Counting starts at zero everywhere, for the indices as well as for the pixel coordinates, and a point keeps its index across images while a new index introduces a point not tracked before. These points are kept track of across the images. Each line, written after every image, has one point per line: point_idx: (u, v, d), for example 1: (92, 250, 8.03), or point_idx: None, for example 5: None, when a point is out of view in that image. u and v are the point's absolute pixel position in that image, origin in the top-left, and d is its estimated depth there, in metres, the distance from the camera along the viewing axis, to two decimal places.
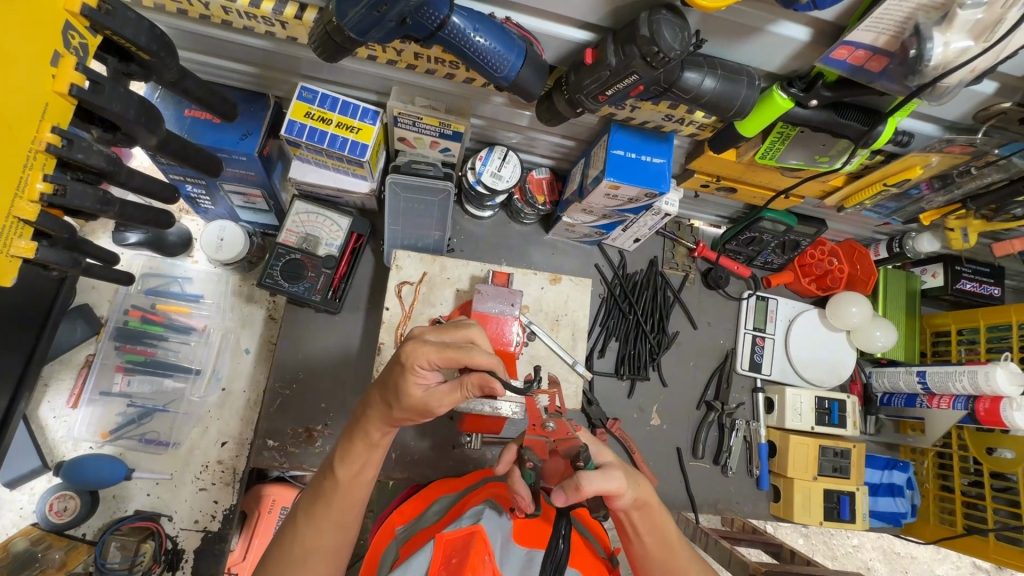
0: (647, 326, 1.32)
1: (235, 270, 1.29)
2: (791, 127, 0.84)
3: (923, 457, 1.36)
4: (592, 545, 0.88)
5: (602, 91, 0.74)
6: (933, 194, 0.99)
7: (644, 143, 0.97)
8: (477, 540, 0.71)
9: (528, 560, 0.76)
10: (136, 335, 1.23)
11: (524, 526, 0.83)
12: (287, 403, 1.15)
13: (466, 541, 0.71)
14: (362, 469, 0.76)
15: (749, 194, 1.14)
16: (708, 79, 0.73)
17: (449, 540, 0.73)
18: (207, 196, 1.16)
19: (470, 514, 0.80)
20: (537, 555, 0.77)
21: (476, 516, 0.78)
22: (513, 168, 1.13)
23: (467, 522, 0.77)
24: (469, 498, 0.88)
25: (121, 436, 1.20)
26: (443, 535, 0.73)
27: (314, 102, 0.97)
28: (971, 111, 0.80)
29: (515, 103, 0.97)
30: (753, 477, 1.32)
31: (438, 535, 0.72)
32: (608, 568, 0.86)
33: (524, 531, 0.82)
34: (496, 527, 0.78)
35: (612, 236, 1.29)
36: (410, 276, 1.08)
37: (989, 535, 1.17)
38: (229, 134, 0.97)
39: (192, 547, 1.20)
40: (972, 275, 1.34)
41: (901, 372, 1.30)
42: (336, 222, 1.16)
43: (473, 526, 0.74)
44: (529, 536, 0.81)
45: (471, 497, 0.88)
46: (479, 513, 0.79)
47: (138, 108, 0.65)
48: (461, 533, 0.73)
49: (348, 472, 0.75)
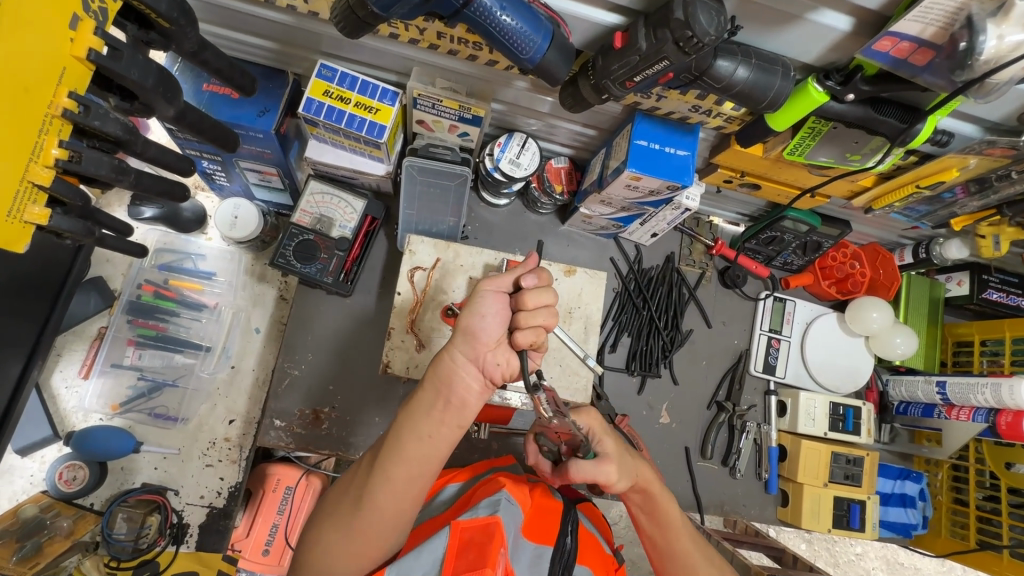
0: (661, 322, 1.30)
1: (248, 248, 1.28)
2: (824, 122, 0.81)
3: (937, 469, 1.33)
4: (598, 540, 0.87)
5: (630, 77, 0.71)
6: (967, 198, 0.95)
7: (668, 135, 0.95)
8: (495, 534, 0.69)
9: (537, 557, 0.76)
10: (148, 309, 1.23)
11: (534, 520, 0.82)
12: (295, 384, 1.14)
13: (484, 533, 0.70)
14: (435, 430, 0.73)
15: (772, 192, 1.11)
16: (741, 67, 0.70)
17: (464, 530, 0.71)
18: (223, 172, 1.15)
19: (486, 503, 0.78)
20: (546, 552, 0.77)
21: (492, 506, 0.76)
22: (532, 156, 1.11)
23: (484, 512, 0.75)
24: (477, 488, 0.87)
25: (130, 409, 1.20)
26: (459, 525, 0.71)
27: (333, 80, 0.96)
28: (1016, 112, 0.77)
29: (538, 88, 0.94)
30: (762, 480, 1.29)
31: (454, 522, 0.72)
32: (614, 565, 0.86)
33: (535, 521, 0.81)
34: (511, 519, 0.76)
35: (630, 230, 1.27)
36: (423, 261, 1.07)
37: (1003, 551, 1.15)
38: (247, 110, 0.96)
39: (197, 522, 1.21)
40: (999, 284, 1.29)
41: (919, 381, 1.27)
42: (351, 205, 1.15)
43: (490, 518, 0.72)
44: (538, 527, 0.80)
45: (481, 488, 0.86)
46: (496, 501, 0.77)
47: (156, 76, 0.63)
48: (477, 523, 0.72)
49: (427, 428, 0.73)
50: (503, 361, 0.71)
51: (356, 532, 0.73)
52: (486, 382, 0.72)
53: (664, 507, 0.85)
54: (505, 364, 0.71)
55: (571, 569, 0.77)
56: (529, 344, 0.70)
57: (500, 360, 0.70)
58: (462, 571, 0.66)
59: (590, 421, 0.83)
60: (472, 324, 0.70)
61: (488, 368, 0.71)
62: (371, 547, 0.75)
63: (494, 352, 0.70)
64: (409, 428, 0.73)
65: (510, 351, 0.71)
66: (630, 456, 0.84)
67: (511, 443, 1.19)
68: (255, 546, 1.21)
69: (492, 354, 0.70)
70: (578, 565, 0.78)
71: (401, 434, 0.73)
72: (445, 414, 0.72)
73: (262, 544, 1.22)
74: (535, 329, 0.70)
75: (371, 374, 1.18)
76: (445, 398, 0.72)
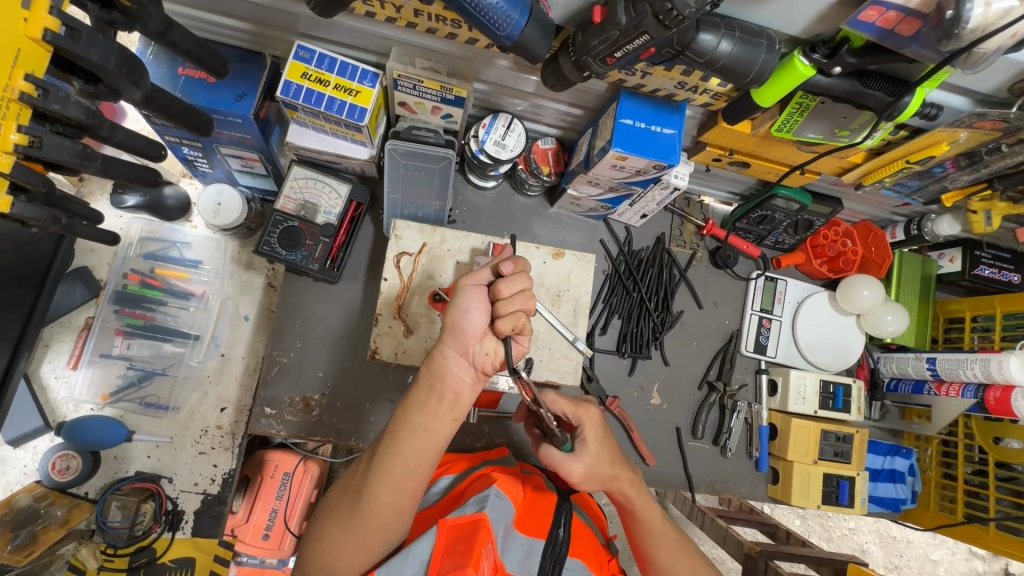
0: (651, 304, 1.29)
1: (233, 236, 1.27)
2: (812, 97, 0.80)
3: (927, 444, 1.34)
4: (592, 530, 0.89)
5: (611, 53, 0.69)
6: (957, 172, 0.94)
7: (655, 113, 0.93)
8: (481, 531, 0.70)
9: (528, 551, 0.77)
10: (135, 299, 1.21)
11: (526, 512, 0.83)
12: (284, 371, 1.14)
13: (470, 531, 0.70)
14: (433, 425, 0.73)
15: (761, 169, 1.09)
16: (725, 41, 0.68)
17: (452, 528, 0.72)
18: (205, 158, 1.14)
19: (474, 500, 0.78)
20: (537, 546, 0.78)
21: (480, 503, 0.77)
22: (517, 138, 1.09)
23: (472, 509, 0.76)
24: (470, 482, 0.88)
25: (120, 399, 1.20)
26: (447, 523, 0.72)
27: (311, 62, 0.94)
28: (1007, 84, 0.74)
29: (521, 66, 0.92)
30: (752, 459, 1.30)
31: (442, 521, 0.73)
32: (607, 556, 0.88)
33: (528, 517, 0.82)
34: (501, 515, 0.76)
35: (619, 211, 1.25)
36: (409, 246, 1.07)
37: (990, 524, 1.16)
38: (224, 95, 0.95)
39: (191, 508, 1.23)
40: (991, 260, 1.29)
41: (909, 357, 1.27)
42: (335, 190, 1.14)
43: (477, 514, 0.72)
44: (531, 522, 0.82)
45: (472, 483, 0.87)
46: (483, 498, 0.78)
47: (119, 57, 0.61)
48: (464, 521, 0.72)
49: (422, 422, 0.73)
50: (492, 350, 0.71)
51: (355, 528, 0.74)
52: (479, 373, 0.73)
53: (646, 520, 0.85)
54: (495, 352, 0.71)
55: (564, 561, 0.77)
56: (511, 330, 0.70)
57: (490, 349, 0.71)
58: (447, 568, 0.67)
59: (583, 418, 0.82)
60: (458, 319, 0.70)
61: (477, 360, 0.72)
62: (371, 545, 0.75)
63: (480, 342, 0.71)
64: (406, 422, 0.72)
65: (496, 339, 0.72)
66: (608, 460, 0.81)
67: (503, 426, 1.20)
68: (254, 532, 1.20)
69: (479, 345, 0.71)
70: (569, 556, 0.78)
71: (398, 428, 0.73)
72: (440, 408, 0.73)
73: (261, 530, 1.21)
74: (515, 314, 0.70)
75: (360, 360, 1.17)
76: (441, 394, 0.72)
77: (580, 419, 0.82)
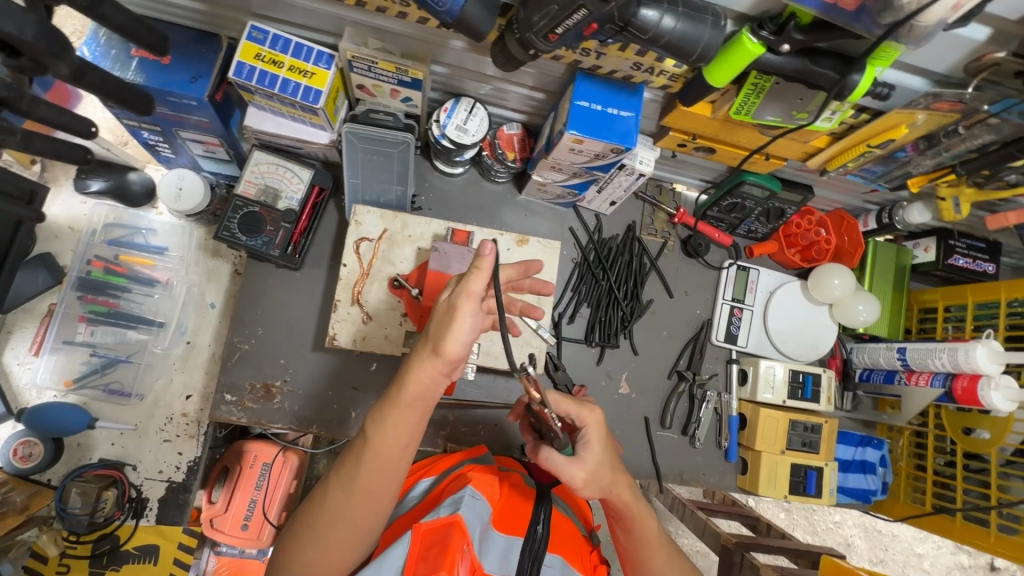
0: (621, 293, 1.28)
1: (199, 222, 1.26)
2: (766, 77, 0.78)
3: (899, 436, 1.32)
4: (573, 522, 0.89)
5: (552, 29, 0.68)
6: (920, 156, 0.93)
7: (611, 95, 0.91)
8: (455, 534, 0.68)
9: (507, 549, 0.76)
10: (98, 285, 1.19)
11: (503, 512, 0.82)
12: (246, 357, 1.13)
13: (443, 534, 0.69)
14: (411, 438, 0.73)
15: (726, 155, 1.07)
16: (667, 17, 0.67)
17: (425, 532, 0.70)
18: (166, 143, 1.13)
19: (449, 503, 0.76)
20: (516, 545, 0.77)
21: (454, 505, 0.75)
22: (480, 122, 1.08)
23: (445, 510, 0.74)
24: (448, 484, 0.86)
25: (84, 386, 1.19)
26: (421, 527, 0.70)
27: (265, 43, 0.92)
28: (962, 63, 0.72)
29: (477, 48, 0.91)
30: (722, 449, 1.29)
31: (415, 525, 0.70)
32: (590, 549, 0.87)
33: (504, 515, 0.81)
34: (476, 515, 0.75)
35: (587, 198, 1.24)
36: (370, 232, 1.06)
37: (957, 515, 1.15)
38: (178, 77, 0.94)
39: (156, 496, 1.22)
40: (965, 250, 1.27)
41: (881, 347, 1.26)
42: (297, 175, 1.13)
43: (451, 517, 0.71)
44: (508, 520, 0.81)
45: (449, 483, 0.85)
46: (458, 499, 0.76)
47: (36, 30, 0.60)
48: (437, 525, 0.70)
49: (401, 436, 0.72)
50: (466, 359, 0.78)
51: (331, 547, 0.70)
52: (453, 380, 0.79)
53: (640, 529, 0.83)
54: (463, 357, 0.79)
55: (543, 557, 0.76)
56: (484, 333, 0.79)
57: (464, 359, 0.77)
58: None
59: (586, 420, 0.79)
60: (457, 351, 0.69)
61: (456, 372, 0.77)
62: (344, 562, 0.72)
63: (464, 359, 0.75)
64: (375, 428, 0.71)
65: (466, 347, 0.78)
66: (610, 464, 0.79)
67: (468, 415, 1.18)
68: (233, 521, 1.21)
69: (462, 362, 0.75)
70: (550, 552, 0.78)
71: (372, 440, 0.71)
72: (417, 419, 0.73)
73: (240, 520, 1.21)
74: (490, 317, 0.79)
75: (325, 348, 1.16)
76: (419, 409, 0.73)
77: (583, 420, 0.79)
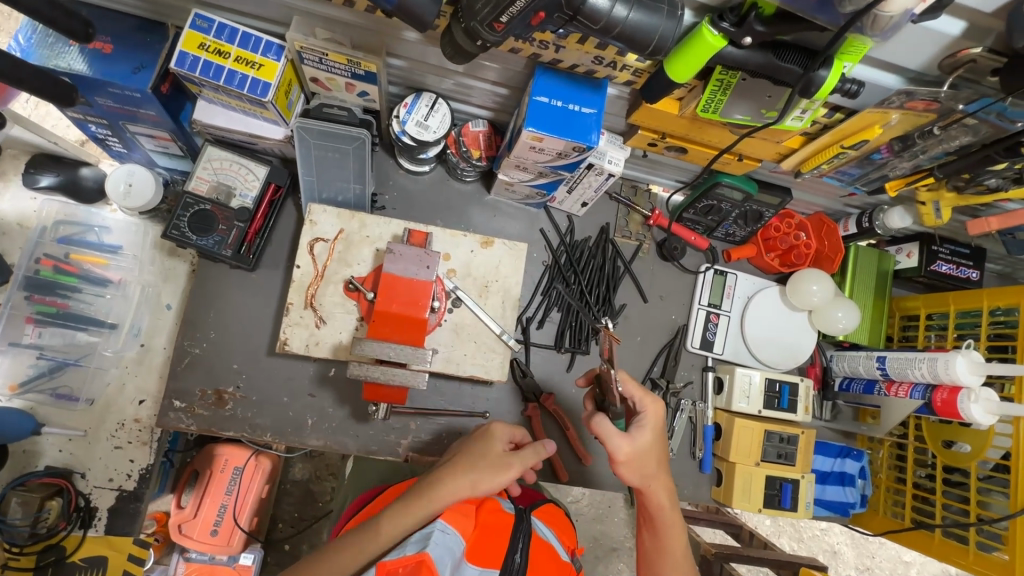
0: (592, 297, 1.24)
1: (155, 220, 1.21)
2: (731, 72, 0.74)
3: (880, 447, 1.28)
4: (556, 547, 0.81)
5: (496, 17, 0.63)
6: (897, 158, 0.88)
7: (572, 90, 0.87)
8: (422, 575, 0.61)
9: None
10: (47, 285, 1.14)
11: (482, 540, 0.74)
12: (198, 361, 1.08)
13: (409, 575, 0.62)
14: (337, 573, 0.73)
15: (698, 156, 1.03)
16: (619, 5, 0.63)
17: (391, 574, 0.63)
18: (115, 137, 1.08)
19: (416, 539, 0.68)
20: None
21: (422, 541, 0.67)
22: (442, 119, 1.03)
23: (412, 548, 0.67)
24: None
25: (30, 390, 1.14)
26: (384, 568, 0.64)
27: (209, 32, 0.87)
28: (936, 59, 0.68)
29: (432, 40, 0.86)
30: (696, 459, 1.24)
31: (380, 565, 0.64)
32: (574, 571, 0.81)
33: (480, 540, 0.73)
34: (447, 551, 0.67)
35: (558, 199, 1.20)
36: (326, 232, 1.02)
37: (936, 530, 1.11)
38: (121, 67, 0.89)
39: (105, 505, 1.17)
40: (949, 256, 1.23)
41: (861, 356, 1.21)
42: (252, 172, 1.08)
43: (418, 555, 0.63)
44: (485, 548, 0.73)
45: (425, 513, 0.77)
46: (426, 534, 0.69)
47: None
48: (403, 563, 0.63)
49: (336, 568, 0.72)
50: None
51: None
52: None
53: (665, 533, 0.84)
54: None
55: None
56: None
57: None
58: None
59: (647, 406, 0.80)
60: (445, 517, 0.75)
61: None
62: None
63: None
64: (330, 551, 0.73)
65: None
66: (658, 456, 0.80)
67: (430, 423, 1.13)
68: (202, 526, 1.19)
69: None
70: None
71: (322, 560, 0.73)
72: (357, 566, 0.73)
73: (209, 525, 1.19)
74: None
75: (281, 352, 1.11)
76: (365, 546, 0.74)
77: (644, 407, 0.80)
